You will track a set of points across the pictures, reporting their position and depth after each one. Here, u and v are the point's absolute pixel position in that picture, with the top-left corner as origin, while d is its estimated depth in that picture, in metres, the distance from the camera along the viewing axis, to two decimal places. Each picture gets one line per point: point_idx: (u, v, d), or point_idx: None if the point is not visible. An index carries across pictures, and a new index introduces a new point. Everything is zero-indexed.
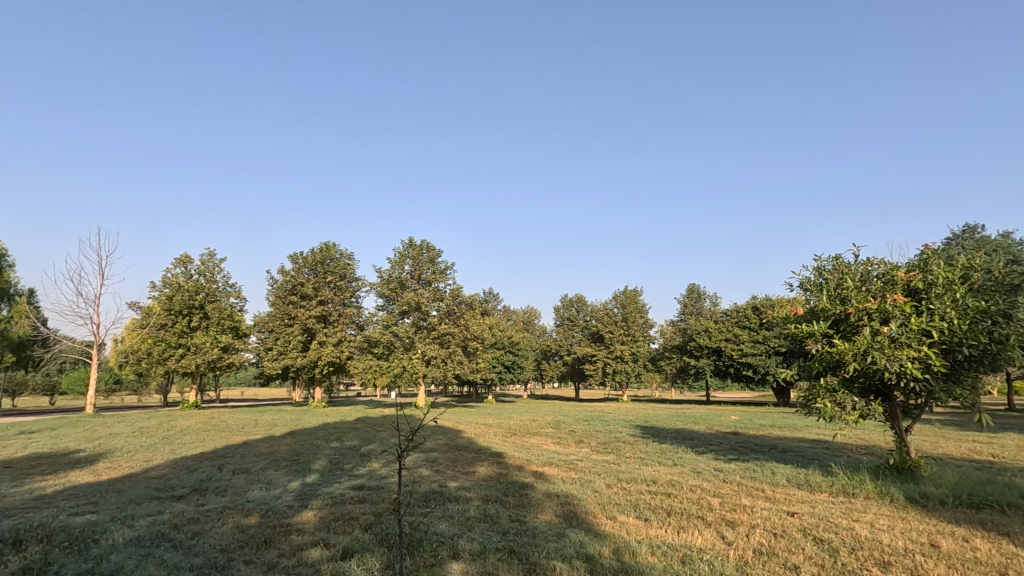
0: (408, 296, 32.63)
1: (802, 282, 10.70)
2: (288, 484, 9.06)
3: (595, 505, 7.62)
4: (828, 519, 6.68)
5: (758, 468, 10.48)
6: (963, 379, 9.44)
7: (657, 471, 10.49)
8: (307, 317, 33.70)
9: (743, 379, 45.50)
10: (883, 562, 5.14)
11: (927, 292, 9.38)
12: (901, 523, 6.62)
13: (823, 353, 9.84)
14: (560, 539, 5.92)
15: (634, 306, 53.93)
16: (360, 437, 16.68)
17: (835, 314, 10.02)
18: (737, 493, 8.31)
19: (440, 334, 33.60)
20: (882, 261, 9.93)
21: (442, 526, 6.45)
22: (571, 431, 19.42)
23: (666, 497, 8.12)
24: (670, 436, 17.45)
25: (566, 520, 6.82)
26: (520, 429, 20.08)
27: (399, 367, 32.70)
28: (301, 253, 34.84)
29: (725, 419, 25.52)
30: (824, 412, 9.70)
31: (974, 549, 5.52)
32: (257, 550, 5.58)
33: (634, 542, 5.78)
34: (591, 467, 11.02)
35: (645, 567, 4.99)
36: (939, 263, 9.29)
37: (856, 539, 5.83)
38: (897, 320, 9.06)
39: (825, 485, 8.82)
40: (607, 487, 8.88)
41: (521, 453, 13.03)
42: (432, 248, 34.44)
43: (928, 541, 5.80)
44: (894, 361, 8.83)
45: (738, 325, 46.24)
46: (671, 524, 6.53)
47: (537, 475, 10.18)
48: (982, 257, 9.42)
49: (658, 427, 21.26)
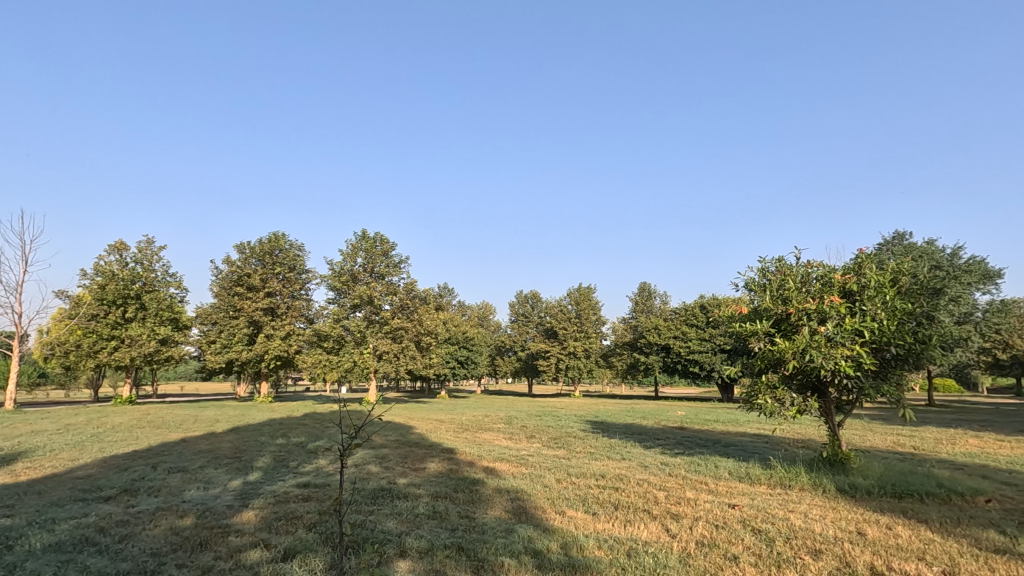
0: (360, 290, 31.98)
1: (747, 282, 11.06)
2: (228, 484, 8.68)
3: (544, 500, 7.68)
4: (766, 511, 6.97)
5: (702, 462, 10.81)
6: (890, 376, 10.01)
7: (606, 465, 10.68)
8: (253, 309, 32.43)
9: (690, 375, 47.03)
10: (815, 550, 5.39)
11: (860, 294, 9.88)
12: (831, 512, 6.98)
13: (765, 352, 10.21)
14: (508, 534, 5.93)
15: (587, 303, 54.90)
16: (308, 433, 16.18)
17: (777, 313, 10.42)
18: (681, 487, 8.56)
19: (393, 329, 33.09)
20: (820, 264, 10.41)
21: (390, 524, 6.33)
22: (523, 426, 19.52)
23: (614, 491, 8.27)
24: (619, 431, 17.73)
25: (515, 516, 6.83)
26: (471, 424, 19.98)
27: (349, 362, 31.99)
28: (248, 242, 33.52)
29: (671, 414, 26.26)
30: (765, 408, 10.13)
31: (896, 536, 5.88)
32: (191, 553, 5.33)
33: (582, 536, 5.85)
34: (542, 462, 11.10)
35: (592, 560, 5.05)
36: (872, 266, 9.81)
37: (791, 529, 6.11)
38: (833, 320, 9.52)
39: (763, 478, 9.20)
40: (557, 482, 8.96)
41: (473, 449, 12.99)
42: (385, 241, 33.88)
43: (856, 530, 6.13)
44: (829, 359, 9.28)
45: (686, 323, 47.79)
46: (618, 518, 6.65)
47: (487, 471, 10.17)
48: (910, 263, 10.06)
49: (607, 422, 21.60)
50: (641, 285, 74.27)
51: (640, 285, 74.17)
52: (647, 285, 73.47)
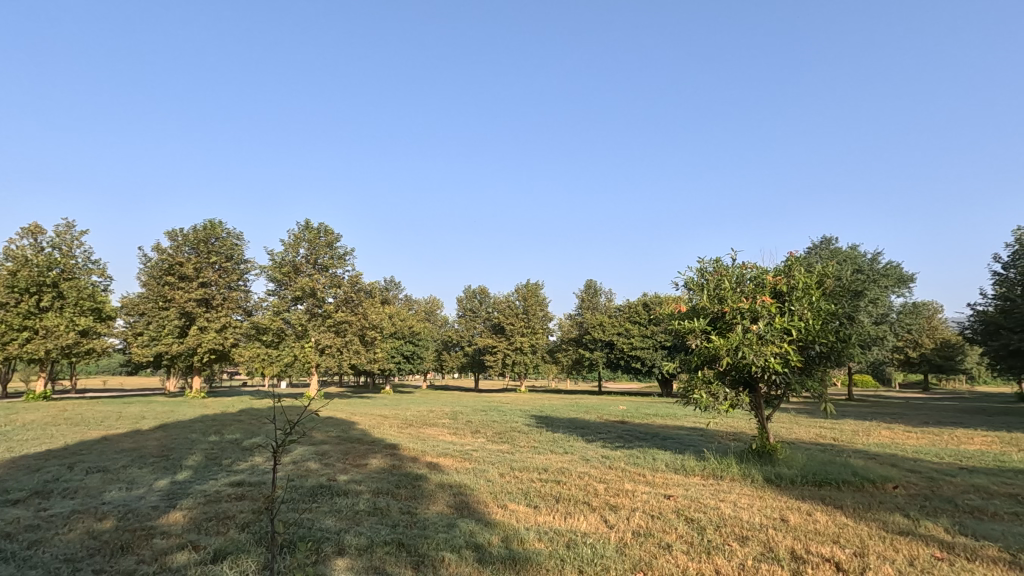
0: (302, 282, 30.97)
1: (686, 281, 11.44)
2: (153, 484, 8.23)
3: (487, 494, 7.72)
4: (699, 500, 7.28)
5: (641, 455, 11.16)
6: (814, 372, 10.67)
7: (548, 459, 10.86)
8: (185, 300, 30.74)
9: (632, 371, 48.36)
10: (742, 537, 5.69)
11: (789, 294, 10.46)
12: (758, 501, 7.38)
13: (701, 348, 10.62)
14: (450, 529, 5.92)
15: (534, 299, 55.46)
16: (243, 430, 15.55)
17: (713, 312, 10.85)
18: (620, 479, 8.81)
19: (336, 322, 32.22)
20: (754, 265, 10.93)
21: (329, 521, 6.19)
22: (468, 421, 19.50)
23: (556, 484, 8.42)
24: (563, 425, 17.98)
25: (458, 510, 6.84)
26: (415, 420, 19.80)
27: (290, 356, 30.92)
28: (180, 229, 31.75)
29: (613, 409, 26.92)
30: (700, 402, 10.57)
31: (815, 522, 6.28)
32: (111, 557, 5.03)
33: (522, 529, 5.92)
34: (485, 457, 11.13)
35: (532, 553, 5.12)
36: (801, 269, 10.40)
37: (721, 517, 6.42)
38: (764, 319, 10.04)
39: (697, 469, 9.60)
40: (500, 476, 9.02)
41: (417, 445, 12.88)
42: (330, 232, 32.97)
43: (779, 516, 6.51)
44: (760, 356, 9.79)
45: (630, 320, 49.15)
46: (559, 510, 6.77)
47: (431, 467, 10.11)
48: (834, 266, 10.74)
49: (552, 416, 21.89)
50: (587, 282, 75.64)
51: (587, 282, 75.50)
52: (593, 282, 74.92)
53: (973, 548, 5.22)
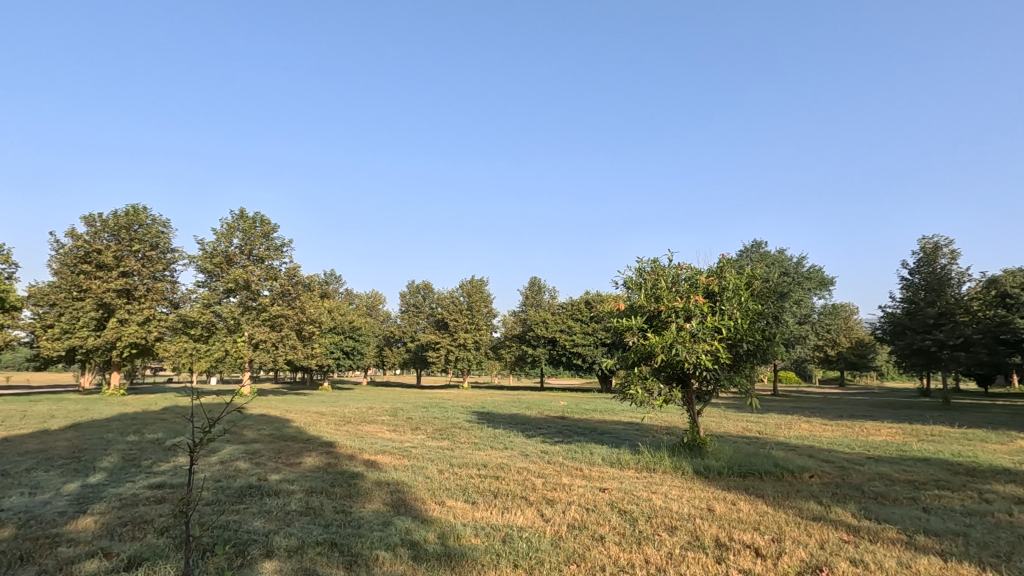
0: (235, 273, 29.54)
1: (625, 280, 11.73)
2: (62, 488, 7.63)
3: (425, 491, 7.65)
4: (632, 493, 7.52)
5: (579, 449, 11.39)
6: (742, 369, 11.23)
7: (488, 455, 10.88)
8: (103, 291, 28.61)
9: (573, 367, 49.30)
10: (671, 527, 5.93)
11: (720, 295, 10.95)
12: (687, 492, 7.70)
13: (638, 346, 10.95)
14: (385, 527, 5.83)
15: (478, 296, 55.50)
16: (166, 429, 14.69)
17: (650, 311, 11.20)
18: (558, 473, 8.95)
19: (272, 316, 30.99)
20: (688, 266, 11.38)
21: (257, 523, 5.94)
22: (408, 418, 19.28)
23: (494, 480, 8.45)
24: (504, 421, 18.10)
25: (394, 508, 6.74)
26: (354, 417, 19.35)
27: (220, 351, 29.42)
28: (98, 214, 29.52)
29: (554, 405, 27.36)
30: (635, 397, 10.94)
31: (739, 511, 6.62)
32: (8, 569, 4.62)
33: (459, 525, 5.91)
34: (424, 453, 11.02)
35: (468, 549, 5.12)
36: (731, 271, 10.92)
37: (652, 509, 6.64)
38: (697, 318, 10.48)
39: (632, 462, 9.90)
40: (439, 473, 8.96)
41: (354, 442, 12.60)
42: (266, 222, 31.67)
43: (706, 507, 6.82)
44: (692, 353, 10.22)
45: (572, 317, 50.10)
46: (497, 506, 6.81)
47: (368, 464, 9.92)
48: (761, 269, 11.34)
49: (493, 412, 21.97)
50: (532, 279, 76.40)
51: (531, 279, 76.25)
52: (537, 279, 75.81)
53: (875, 530, 5.67)
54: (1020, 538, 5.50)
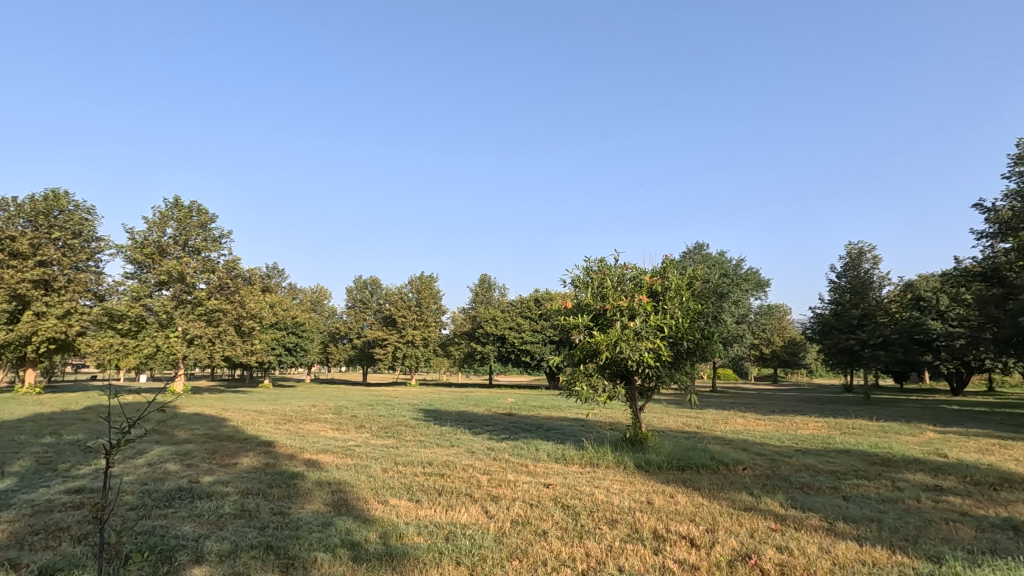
0: (169, 265, 27.92)
1: (573, 279, 11.88)
2: None
3: (367, 491, 7.50)
4: (575, 487, 7.65)
5: (525, 446, 11.47)
6: (682, 366, 11.63)
7: (434, 453, 10.79)
8: (17, 282, 26.30)
9: (522, 364, 49.65)
10: (612, 520, 6.08)
11: (663, 295, 11.30)
12: (628, 486, 7.92)
13: (584, 343, 11.13)
14: (325, 528, 5.67)
15: (428, 292, 54.98)
16: (87, 429, 13.75)
17: (595, 309, 11.40)
18: (503, 470, 8.99)
19: (208, 311, 29.58)
20: (633, 266, 11.65)
21: (187, 527, 5.66)
22: (353, 416, 18.90)
23: (439, 477, 8.39)
24: (451, 418, 18.00)
25: (334, 508, 6.59)
26: (296, 415, 18.76)
27: (151, 347, 27.76)
28: (13, 198, 27.24)
29: (502, 402, 27.50)
30: (581, 394, 11.14)
31: (677, 503, 6.87)
32: None
33: (402, 524, 5.83)
34: (368, 452, 10.82)
35: (410, 548, 5.06)
36: (673, 272, 11.27)
37: (595, 503, 6.78)
38: (640, 316, 10.77)
39: (576, 458, 10.06)
40: (383, 472, 8.80)
41: (294, 441, 12.21)
42: (204, 212, 30.19)
43: (646, 499, 7.03)
44: (635, 350, 10.49)
45: (521, 314, 50.44)
46: (441, 504, 6.77)
47: (308, 463, 9.64)
48: (702, 270, 11.78)
49: (440, 410, 21.83)
50: (482, 276, 76.33)
51: (481, 276, 76.16)
52: (486, 276, 75.86)
53: (800, 519, 6.01)
54: (926, 521, 5.97)
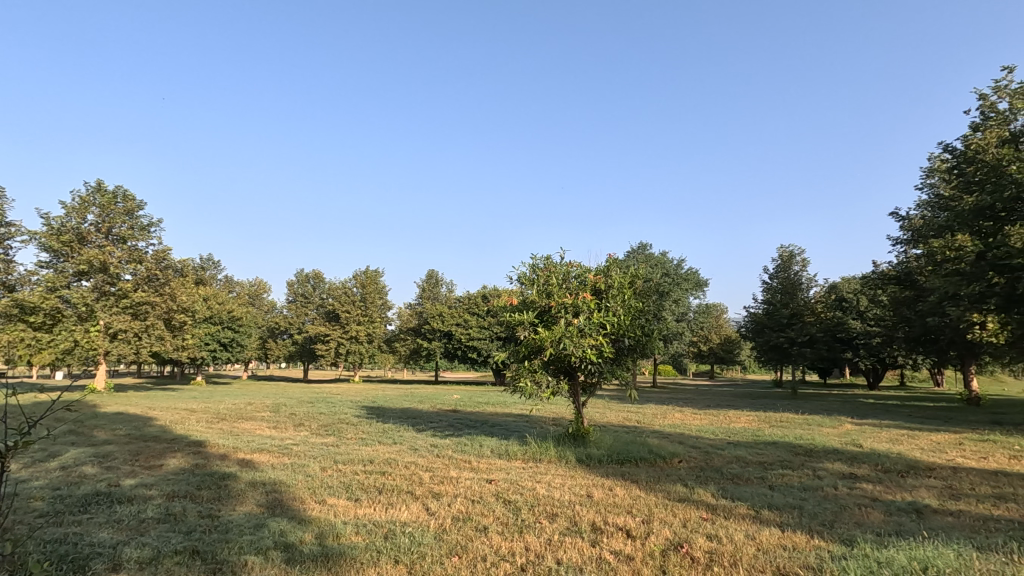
0: (90, 253, 25.97)
1: (520, 276, 11.91)
2: None
3: (304, 491, 7.26)
4: (517, 483, 7.72)
5: (469, 442, 11.45)
6: (624, 362, 11.93)
7: (375, 450, 10.60)
8: None
9: (468, 361, 49.55)
10: (552, 514, 6.17)
11: (606, 293, 11.55)
12: (569, 480, 8.06)
13: (529, 340, 11.23)
14: (257, 530, 5.46)
15: (373, 287, 53.88)
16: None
17: (541, 306, 11.51)
18: (446, 466, 8.95)
19: (134, 304, 27.85)
20: (578, 264, 11.82)
21: (103, 534, 5.30)
22: (291, 414, 18.29)
23: (381, 475, 8.26)
24: (394, 416, 17.74)
25: (269, 509, 6.35)
26: (230, 414, 17.97)
27: (68, 342, 25.29)
28: None
29: (447, 398, 27.40)
30: (525, 389, 11.23)
31: (615, 495, 7.05)
32: None
33: (340, 524, 5.71)
34: (307, 451, 10.51)
35: (347, 547, 4.95)
36: (617, 270, 11.55)
37: (536, 497, 6.86)
38: (584, 314, 10.97)
39: (519, 453, 10.15)
40: (321, 471, 8.57)
41: (227, 441, 11.69)
42: (130, 198, 28.36)
43: (586, 493, 7.17)
44: (578, 347, 10.69)
45: (469, 310, 50.32)
46: (380, 502, 6.65)
47: (242, 464, 9.25)
48: (643, 269, 12.13)
49: (384, 407, 21.46)
50: (430, 271, 75.58)
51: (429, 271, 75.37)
52: (434, 271, 75.20)
53: (729, 508, 6.31)
54: (842, 507, 6.41)
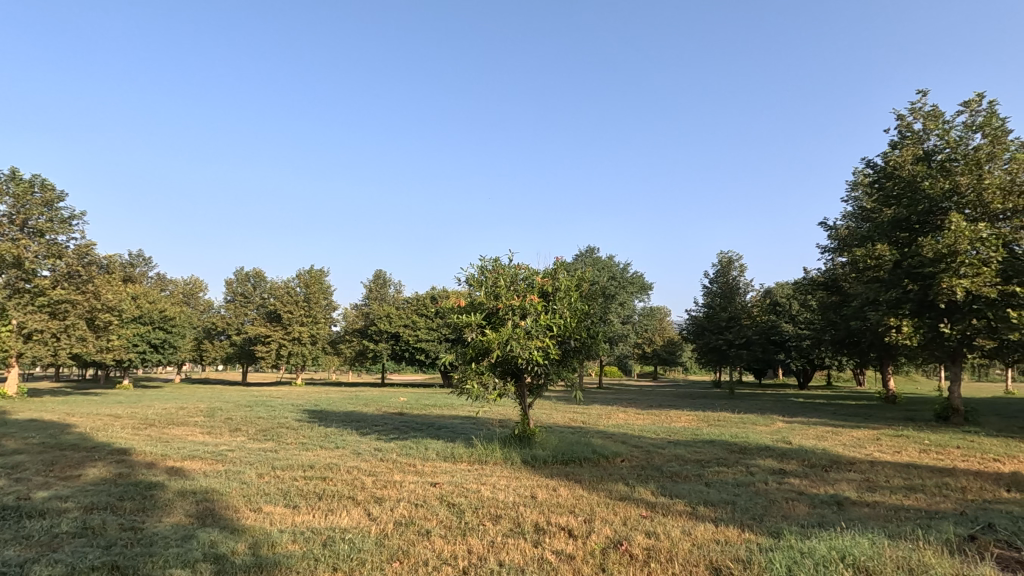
0: (3, 247, 23.92)
1: (468, 277, 11.86)
2: None
3: (238, 498, 6.96)
4: (462, 485, 7.68)
5: (414, 445, 11.30)
6: (570, 363, 12.11)
7: (317, 455, 10.29)
8: None
9: (416, 363, 48.91)
10: (496, 516, 6.17)
11: (553, 295, 11.69)
12: (514, 481, 8.09)
13: (476, 341, 11.21)
14: (185, 542, 5.18)
15: (317, 287, 52.37)
16: None
17: (488, 307, 11.50)
18: (390, 470, 8.80)
19: (53, 302, 25.89)
20: (526, 267, 11.91)
21: (8, 552, 4.88)
22: (227, 418, 17.48)
23: (321, 481, 8.02)
24: (338, 419, 17.26)
25: (199, 520, 6.03)
26: (159, 419, 16.97)
27: None
28: None
29: (394, 401, 26.94)
30: (471, 392, 11.21)
31: (558, 496, 7.13)
32: None
33: (275, 532, 5.50)
34: (242, 457, 10.08)
35: (282, 557, 4.78)
36: (564, 274, 11.71)
37: (480, 500, 6.84)
38: (531, 316, 11.04)
39: (465, 456, 10.10)
40: (258, 477, 8.23)
41: (156, 448, 11.03)
42: (50, 188, 26.36)
43: (530, 494, 7.22)
44: (526, 349, 10.75)
45: (417, 312, 49.74)
46: (320, 508, 6.46)
47: (171, 472, 8.76)
48: (590, 272, 12.37)
49: (326, 410, 20.81)
50: (377, 271, 74.19)
51: (376, 271, 73.98)
52: (382, 271, 73.94)
53: (668, 505, 6.51)
54: (771, 501, 6.75)
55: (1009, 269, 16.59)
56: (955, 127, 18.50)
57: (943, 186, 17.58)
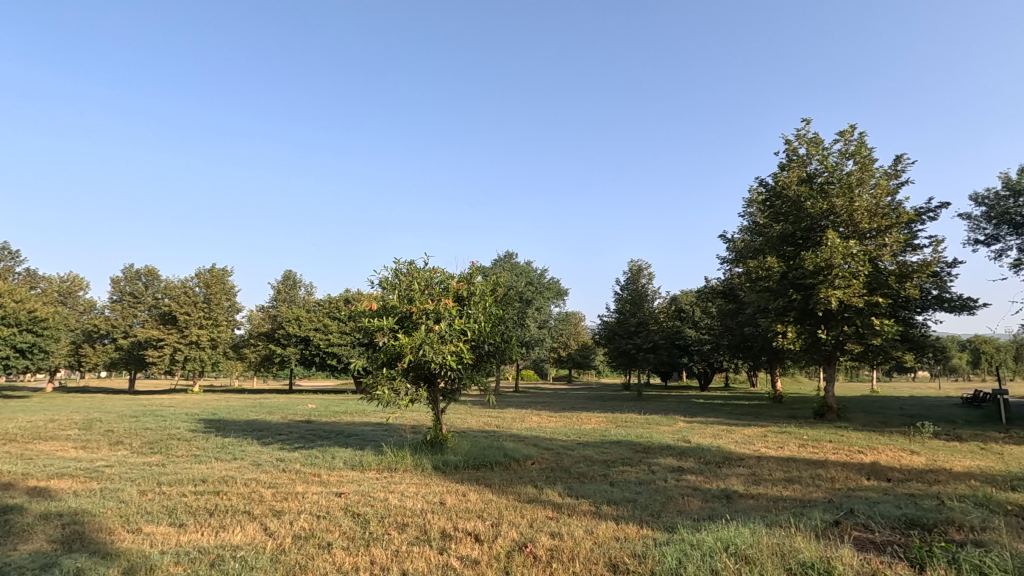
0: None
1: (381, 280, 11.55)
2: None
3: (115, 519, 6.30)
4: (369, 494, 7.46)
5: (320, 454, 10.82)
6: (483, 367, 12.14)
7: (211, 468, 9.56)
8: None
9: (327, 368, 46.87)
10: (402, 524, 6.04)
11: (468, 300, 11.68)
12: (423, 488, 7.96)
13: (388, 346, 10.92)
14: (45, 571, 4.62)
15: (219, 287, 48.94)
16: None
17: (401, 311, 11.27)
18: (292, 482, 8.33)
19: None
20: (442, 271, 11.83)
21: None
22: (107, 431, 15.79)
23: (213, 495, 7.46)
24: (236, 429, 16.14)
25: (65, 546, 5.39)
26: (23, 434, 14.99)
27: None
28: None
29: (301, 408, 25.61)
30: (382, 398, 10.92)
31: (467, 501, 7.10)
32: None
33: (158, 554, 5.05)
34: (123, 473, 9.16)
35: None
36: (479, 278, 11.76)
37: (387, 509, 6.67)
38: (445, 320, 10.95)
39: (373, 463, 9.81)
40: (140, 495, 7.50)
41: (15, 466, 9.73)
42: None
43: (439, 500, 7.14)
44: (439, 353, 10.65)
45: (329, 315, 47.76)
46: (211, 525, 6.01)
47: (32, 493, 7.76)
48: (505, 277, 12.51)
49: (224, 420, 19.38)
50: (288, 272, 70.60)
51: (287, 271, 70.36)
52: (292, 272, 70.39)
53: (574, 505, 6.68)
54: (668, 497, 7.15)
55: (874, 282, 18.75)
56: (832, 154, 20.63)
57: (822, 206, 19.52)
